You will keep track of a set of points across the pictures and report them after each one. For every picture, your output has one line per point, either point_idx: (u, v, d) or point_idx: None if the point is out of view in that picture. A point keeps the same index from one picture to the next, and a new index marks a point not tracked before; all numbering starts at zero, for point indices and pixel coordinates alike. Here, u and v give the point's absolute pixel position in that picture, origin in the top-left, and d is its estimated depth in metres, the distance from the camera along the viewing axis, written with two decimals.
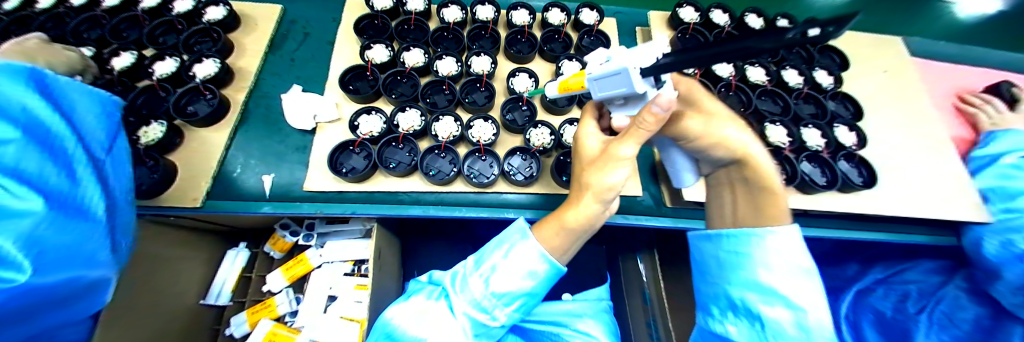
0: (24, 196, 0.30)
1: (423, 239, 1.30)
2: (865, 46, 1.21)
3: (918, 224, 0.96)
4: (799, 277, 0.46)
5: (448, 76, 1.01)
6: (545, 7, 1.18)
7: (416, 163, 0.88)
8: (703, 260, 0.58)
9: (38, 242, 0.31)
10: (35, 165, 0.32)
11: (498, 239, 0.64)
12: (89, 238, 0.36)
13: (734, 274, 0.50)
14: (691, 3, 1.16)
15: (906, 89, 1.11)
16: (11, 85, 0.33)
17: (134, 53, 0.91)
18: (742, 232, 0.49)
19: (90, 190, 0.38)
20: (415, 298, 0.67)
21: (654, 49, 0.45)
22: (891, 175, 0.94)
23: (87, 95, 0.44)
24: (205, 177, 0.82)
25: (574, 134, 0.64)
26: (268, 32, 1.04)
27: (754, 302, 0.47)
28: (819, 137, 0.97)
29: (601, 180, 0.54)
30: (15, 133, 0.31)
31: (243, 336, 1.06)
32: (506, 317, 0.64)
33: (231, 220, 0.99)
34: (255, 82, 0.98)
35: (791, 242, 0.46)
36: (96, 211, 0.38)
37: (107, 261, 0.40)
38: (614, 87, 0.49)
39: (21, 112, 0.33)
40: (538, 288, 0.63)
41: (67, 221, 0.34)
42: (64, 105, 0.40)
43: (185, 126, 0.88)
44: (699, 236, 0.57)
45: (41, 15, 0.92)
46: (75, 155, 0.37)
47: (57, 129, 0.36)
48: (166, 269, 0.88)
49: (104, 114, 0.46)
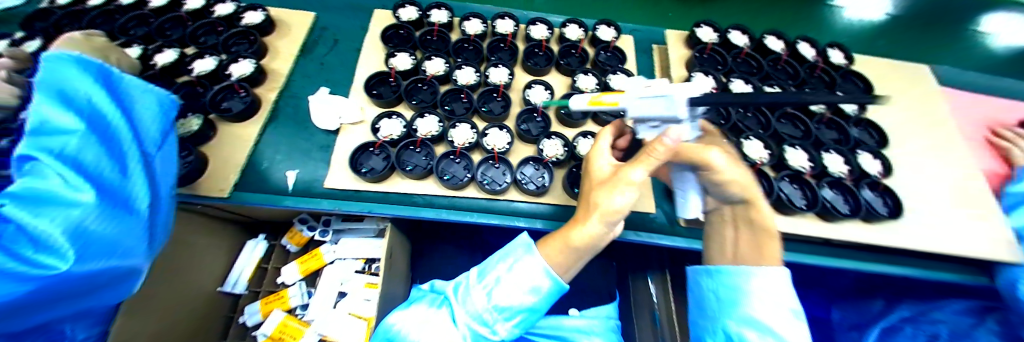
0: (79, 187, 0.34)
1: (434, 242, 1.32)
2: (890, 73, 1.19)
3: (946, 260, 0.91)
4: (788, 317, 0.51)
5: (467, 86, 1.05)
6: (563, 22, 1.22)
7: (432, 166, 0.92)
8: (700, 294, 0.62)
9: (83, 234, 0.34)
10: (93, 158, 0.36)
11: (501, 253, 0.65)
12: (129, 233, 0.39)
13: (729, 309, 0.55)
14: (709, 24, 1.17)
15: (933, 119, 1.08)
16: (84, 80, 0.38)
17: (177, 50, 0.98)
18: (735, 270, 0.55)
19: (136, 184, 0.41)
20: (418, 306, 0.68)
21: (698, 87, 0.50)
22: (915, 206, 0.91)
23: (147, 95, 0.48)
24: (234, 170, 0.87)
25: (586, 154, 0.67)
26: (301, 37, 1.11)
27: (750, 338, 0.52)
28: (842, 163, 0.96)
29: (609, 201, 0.55)
30: (79, 127, 0.35)
31: (255, 326, 1.08)
32: (506, 333, 0.65)
33: (253, 212, 1.04)
34: (286, 83, 1.04)
35: (778, 281, 0.52)
36: (137, 206, 0.41)
37: (142, 254, 0.42)
38: (655, 111, 0.53)
39: (87, 105, 0.38)
40: (539, 304, 0.64)
41: (113, 213, 0.36)
42: (125, 101, 0.44)
43: (219, 120, 0.93)
44: (699, 270, 0.62)
45: (93, 10, 1.00)
46: (130, 149, 0.41)
47: (117, 124, 0.41)
48: (192, 255, 0.93)
49: (164, 115, 0.50)
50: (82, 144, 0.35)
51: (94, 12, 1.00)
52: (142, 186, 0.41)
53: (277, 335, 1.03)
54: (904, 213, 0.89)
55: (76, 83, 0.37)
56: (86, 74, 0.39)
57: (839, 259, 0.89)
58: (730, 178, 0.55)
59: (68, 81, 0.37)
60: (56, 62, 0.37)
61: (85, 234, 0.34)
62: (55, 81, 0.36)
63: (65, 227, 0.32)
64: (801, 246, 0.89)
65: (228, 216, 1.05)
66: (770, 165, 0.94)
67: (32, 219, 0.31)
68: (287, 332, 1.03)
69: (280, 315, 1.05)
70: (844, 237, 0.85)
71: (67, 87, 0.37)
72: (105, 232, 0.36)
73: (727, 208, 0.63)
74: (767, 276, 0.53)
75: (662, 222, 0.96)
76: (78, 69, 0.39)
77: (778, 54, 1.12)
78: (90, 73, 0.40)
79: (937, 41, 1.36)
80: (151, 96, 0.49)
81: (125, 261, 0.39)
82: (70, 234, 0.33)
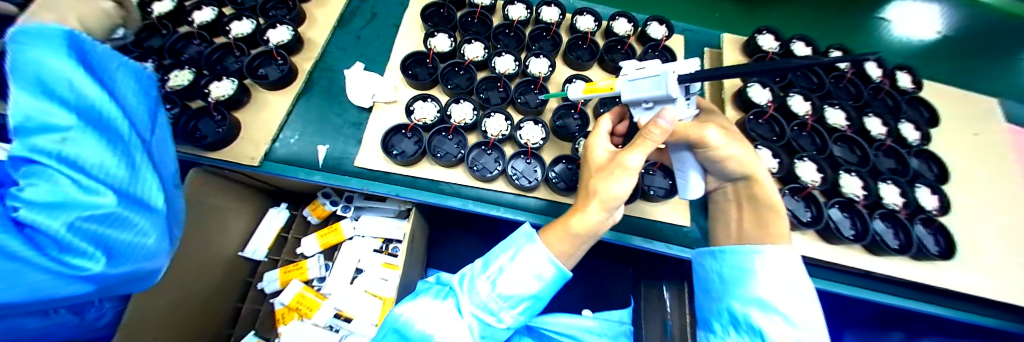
0: (92, 190, 0.33)
1: (450, 229, 1.28)
2: (962, 103, 1.09)
3: (998, 309, 0.85)
4: (799, 299, 0.45)
5: (505, 74, 1.00)
6: (612, 15, 1.14)
7: (463, 156, 0.88)
8: (704, 277, 0.57)
9: (100, 238, 0.34)
10: (95, 154, 0.33)
11: (505, 243, 0.58)
12: (151, 231, 0.39)
13: (732, 288, 0.50)
14: (772, 31, 1.09)
15: (1001, 158, 1.00)
16: (56, 56, 0.32)
17: (215, 9, 0.95)
18: (741, 248, 0.51)
19: (147, 179, 0.39)
20: (422, 299, 0.58)
21: (689, 65, 0.52)
22: (977, 251, 0.84)
23: (125, 69, 0.44)
24: (264, 139, 0.85)
25: (584, 143, 0.63)
26: (340, 7, 1.07)
27: (755, 318, 0.46)
28: (898, 196, 0.89)
29: (608, 188, 0.52)
30: (73, 122, 0.32)
31: (274, 292, 1.09)
32: (513, 320, 0.57)
33: (277, 182, 1.02)
34: (321, 54, 1.01)
35: (785, 260, 0.48)
36: (154, 202, 0.40)
37: (165, 252, 0.42)
38: (647, 89, 0.54)
39: (68, 89, 0.33)
40: (545, 292, 0.57)
41: (134, 214, 0.37)
42: (104, 78, 0.41)
43: (253, 86, 0.91)
44: (702, 253, 0.58)
45: None
46: (130, 139, 0.38)
47: (109, 108, 0.36)
48: (218, 219, 0.93)
49: (142, 90, 0.47)
50: (82, 140, 0.32)
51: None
52: (152, 180, 0.40)
53: (293, 305, 1.03)
54: (961, 257, 0.83)
55: (47, 63, 0.32)
56: (60, 40, 0.33)
57: (869, 290, 0.84)
58: (727, 155, 0.54)
59: (39, 58, 0.31)
60: (36, 37, 0.32)
61: (105, 238, 0.34)
62: (29, 65, 0.31)
63: (85, 230, 0.32)
64: (847, 278, 0.84)
65: (253, 183, 1.04)
66: (821, 189, 0.88)
67: (57, 227, 0.31)
68: (304, 302, 1.03)
69: (297, 285, 1.05)
70: (894, 275, 0.79)
71: (40, 70, 0.31)
72: (127, 235, 0.36)
73: (730, 185, 0.61)
74: (774, 255, 0.49)
75: (696, 236, 0.92)
76: (51, 41, 0.33)
77: (842, 71, 1.05)
78: (74, 51, 0.34)
79: (999, 70, 1.25)
80: (126, 69, 0.44)
81: (149, 260, 0.40)
82: (88, 235, 0.33)
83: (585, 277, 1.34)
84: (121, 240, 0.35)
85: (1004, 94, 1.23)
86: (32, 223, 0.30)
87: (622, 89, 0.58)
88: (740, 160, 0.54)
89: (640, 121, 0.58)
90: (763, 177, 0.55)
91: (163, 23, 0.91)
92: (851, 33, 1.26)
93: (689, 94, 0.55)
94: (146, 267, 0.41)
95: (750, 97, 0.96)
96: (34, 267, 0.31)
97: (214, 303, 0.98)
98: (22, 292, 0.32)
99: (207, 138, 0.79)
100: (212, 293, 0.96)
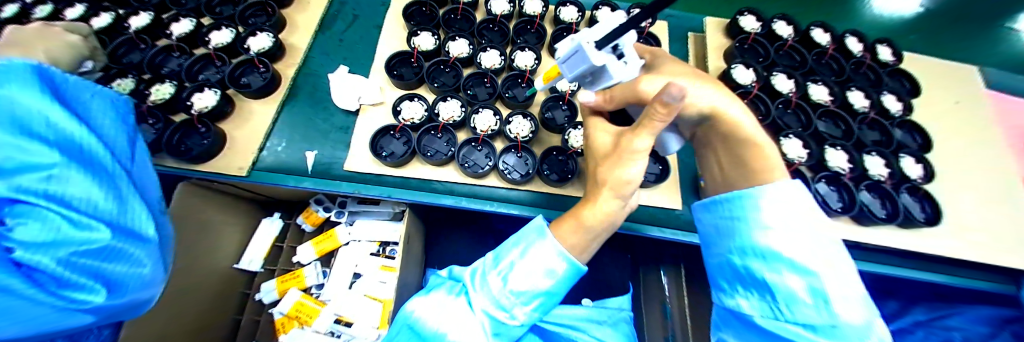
0: (84, 226, 0.34)
1: (447, 228, 1.28)
2: (942, 72, 1.11)
3: (989, 272, 0.86)
4: (806, 243, 0.44)
5: (491, 69, 1.00)
6: (595, 5, 1.14)
7: (453, 153, 0.87)
8: (705, 230, 0.57)
9: (92, 269, 0.35)
10: (82, 189, 0.34)
11: (517, 236, 0.56)
12: (147, 260, 0.40)
13: (735, 240, 0.50)
14: (753, 12, 1.09)
15: (982, 123, 1.01)
16: (30, 95, 0.34)
17: (193, 20, 0.93)
18: (740, 194, 0.49)
19: (138, 210, 0.39)
20: (436, 294, 0.58)
21: (603, 26, 0.50)
22: (962, 216, 0.86)
23: (99, 98, 0.44)
24: (251, 149, 0.84)
25: (585, 135, 0.60)
26: (320, 11, 1.05)
27: (760, 270, 0.45)
28: (883, 167, 0.90)
29: (623, 174, 0.48)
30: (58, 159, 0.33)
31: (272, 303, 1.08)
32: (526, 317, 0.56)
33: (267, 191, 1.01)
34: (305, 59, 0.99)
35: (785, 197, 0.46)
36: (146, 231, 0.40)
37: (158, 280, 0.43)
38: (578, 65, 0.53)
39: (44, 125, 0.34)
40: (558, 288, 0.55)
41: (130, 246, 0.38)
42: (78, 110, 0.41)
43: (237, 95, 0.90)
44: (700, 206, 0.58)
45: None
46: (115, 170, 0.39)
47: (90, 141, 0.37)
48: (209, 233, 0.91)
49: (120, 117, 0.46)
50: (69, 177, 0.33)
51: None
52: (142, 210, 0.40)
53: (293, 313, 1.02)
54: (948, 223, 0.84)
55: (19, 98, 0.33)
56: (29, 79, 0.35)
57: (862, 262, 0.84)
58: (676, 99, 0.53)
59: (14, 96, 0.33)
60: (6, 73, 0.34)
61: (102, 270, 0.36)
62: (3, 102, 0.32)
63: (81, 265, 0.34)
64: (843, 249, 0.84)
65: (244, 194, 1.03)
66: (808, 165, 0.89)
67: (51, 263, 0.32)
68: (303, 311, 1.02)
69: (296, 294, 1.03)
70: (883, 245, 0.81)
71: (16, 108, 0.33)
72: (122, 266, 0.37)
73: (712, 151, 0.59)
74: (774, 193, 0.47)
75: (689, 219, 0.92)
76: (22, 79, 0.34)
77: (824, 48, 1.06)
78: (46, 85, 0.36)
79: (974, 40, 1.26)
80: (104, 100, 0.44)
81: (144, 289, 0.41)
82: (85, 270, 0.34)
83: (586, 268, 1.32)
84: (116, 271, 0.37)
85: (982, 61, 1.24)
86: (29, 263, 0.31)
87: (563, 70, 0.56)
88: (725, 113, 0.51)
89: (592, 98, 0.57)
90: (724, 107, 0.51)
91: (142, 37, 0.90)
92: (830, 11, 1.28)
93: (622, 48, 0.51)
94: (142, 296, 0.42)
95: (735, 79, 0.97)
96: (39, 304, 0.33)
97: (212, 316, 0.97)
98: (30, 325, 0.34)
99: (192, 151, 0.78)
100: (210, 307, 0.95)
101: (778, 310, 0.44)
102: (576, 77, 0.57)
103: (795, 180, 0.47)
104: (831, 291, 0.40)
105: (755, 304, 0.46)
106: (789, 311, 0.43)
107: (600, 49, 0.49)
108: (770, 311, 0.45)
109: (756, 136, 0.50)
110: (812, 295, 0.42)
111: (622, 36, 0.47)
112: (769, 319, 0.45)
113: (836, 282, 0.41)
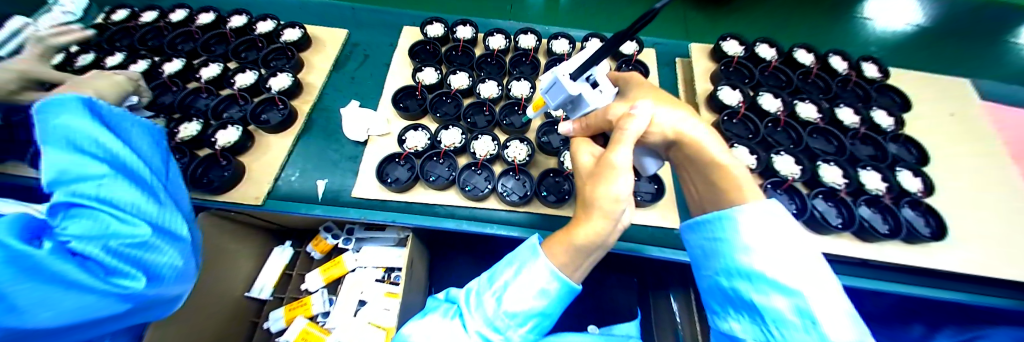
0: (131, 221, 0.38)
1: (452, 253, 1.30)
2: (930, 86, 1.13)
3: (1011, 288, 0.82)
4: (789, 262, 0.44)
5: (489, 99, 1.06)
6: (585, 37, 1.22)
7: (454, 177, 0.92)
8: (693, 252, 0.58)
9: (138, 261, 0.39)
10: (124, 194, 0.39)
11: (512, 255, 0.59)
12: (179, 256, 0.44)
13: (721, 262, 0.51)
14: (736, 37, 1.16)
15: (977, 134, 1.01)
16: (86, 123, 0.39)
17: (220, 65, 1.04)
18: (718, 216, 0.51)
19: (169, 213, 0.45)
20: (431, 316, 0.60)
21: (576, 61, 0.58)
22: (966, 230, 0.84)
23: (143, 128, 0.51)
24: (267, 179, 0.91)
25: (569, 157, 0.63)
26: (334, 53, 1.16)
27: (747, 292, 0.46)
28: (880, 181, 0.89)
29: (608, 190, 0.50)
30: (105, 169, 0.38)
31: (279, 332, 1.09)
32: (519, 339, 0.57)
33: (280, 219, 1.06)
34: (319, 96, 1.09)
35: (763, 217, 0.47)
36: (178, 232, 0.45)
37: (186, 278, 0.47)
38: (558, 95, 0.59)
39: (94, 146, 0.39)
40: (551, 308, 0.57)
41: (161, 242, 0.42)
42: (125, 138, 0.47)
43: (258, 131, 0.98)
44: (686, 228, 0.59)
45: (146, 27, 1.10)
46: (150, 182, 0.45)
47: (128, 157, 0.43)
48: (223, 261, 0.96)
49: (156, 144, 0.53)
50: (114, 184, 0.38)
51: (145, 28, 1.09)
52: (173, 215, 0.46)
53: None
54: (954, 236, 0.83)
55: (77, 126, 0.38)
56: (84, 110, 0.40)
57: (871, 280, 0.81)
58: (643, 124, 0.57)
59: (72, 125, 0.38)
60: (61, 107, 0.38)
61: (144, 260, 0.39)
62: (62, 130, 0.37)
63: (126, 254, 0.38)
64: (853, 263, 0.82)
65: (257, 223, 1.08)
66: (802, 181, 0.89)
67: (98, 251, 0.35)
68: (308, 339, 1.01)
69: (302, 322, 1.04)
70: (892, 261, 0.78)
71: (74, 134, 0.38)
72: (160, 257, 0.41)
73: (685, 173, 0.63)
74: (754, 212, 0.48)
75: None
76: (76, 109, 0.39)
77: (808, 68, 1.10)
78: (95, 112, 0.42)
79: (950, 56, 1.28)
80: (144, 128, 0.51)
81: (176, 284, 0.45)
82: (129, 259, 0.38)
83: (590, 291, 1.30)
84: (155, 262, 0.41)
85: (963, 74, 1.24)
86: (83, 252, 0.34)
87: (549, 101, 0.61)
88: (687, 135, 0.57)
89: (569, 126, 0.65)
90: (687, 131, 0.57)
91: (174, 81, 1.01)
92: (812, 35, 1.34)
93: (596, 79, 0.58)
94: (172, 291, 0.45)
95: (721, 100, 1.01)
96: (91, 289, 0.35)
97: None
98: (70, 315, 0.35)
99: (213, 182, 0.85)
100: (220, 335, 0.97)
101: (768, 332, 0.44)
102: (561, 103, 0.62)
103: (770, 199, 0.48)
104: (817, 312, 0.40)
105: (747, 328, 0.47)
106: (780, 334, 0.43)
107: (575, 80, 0.56)
108: (760, 334, 0.45)
109: (718, 156, 0.54)
110: (799, 315, 0.41)
111: (594, 67, 0.54)
112: (759, 341, 0.45)
113: (824, 302, 0.41)
